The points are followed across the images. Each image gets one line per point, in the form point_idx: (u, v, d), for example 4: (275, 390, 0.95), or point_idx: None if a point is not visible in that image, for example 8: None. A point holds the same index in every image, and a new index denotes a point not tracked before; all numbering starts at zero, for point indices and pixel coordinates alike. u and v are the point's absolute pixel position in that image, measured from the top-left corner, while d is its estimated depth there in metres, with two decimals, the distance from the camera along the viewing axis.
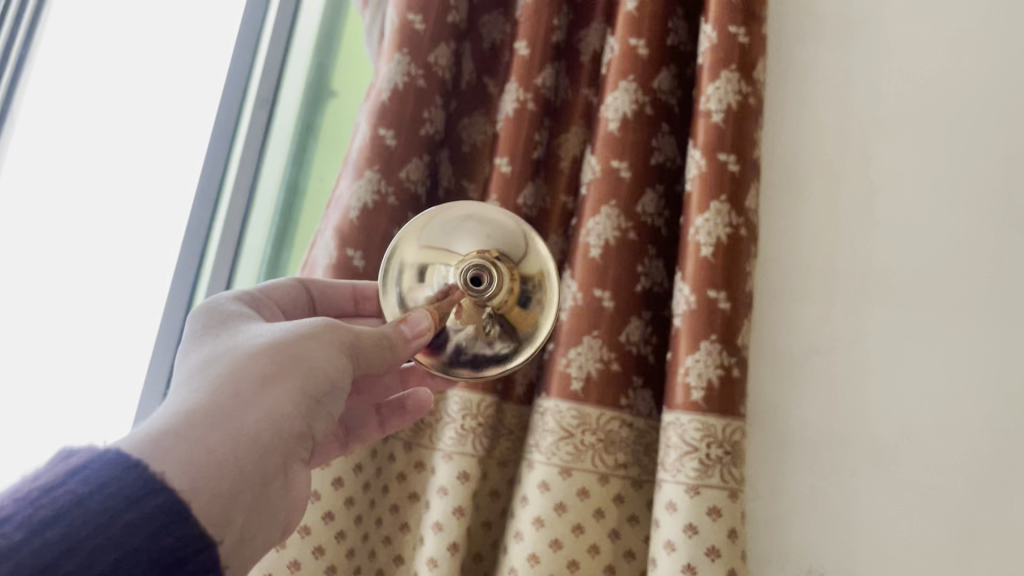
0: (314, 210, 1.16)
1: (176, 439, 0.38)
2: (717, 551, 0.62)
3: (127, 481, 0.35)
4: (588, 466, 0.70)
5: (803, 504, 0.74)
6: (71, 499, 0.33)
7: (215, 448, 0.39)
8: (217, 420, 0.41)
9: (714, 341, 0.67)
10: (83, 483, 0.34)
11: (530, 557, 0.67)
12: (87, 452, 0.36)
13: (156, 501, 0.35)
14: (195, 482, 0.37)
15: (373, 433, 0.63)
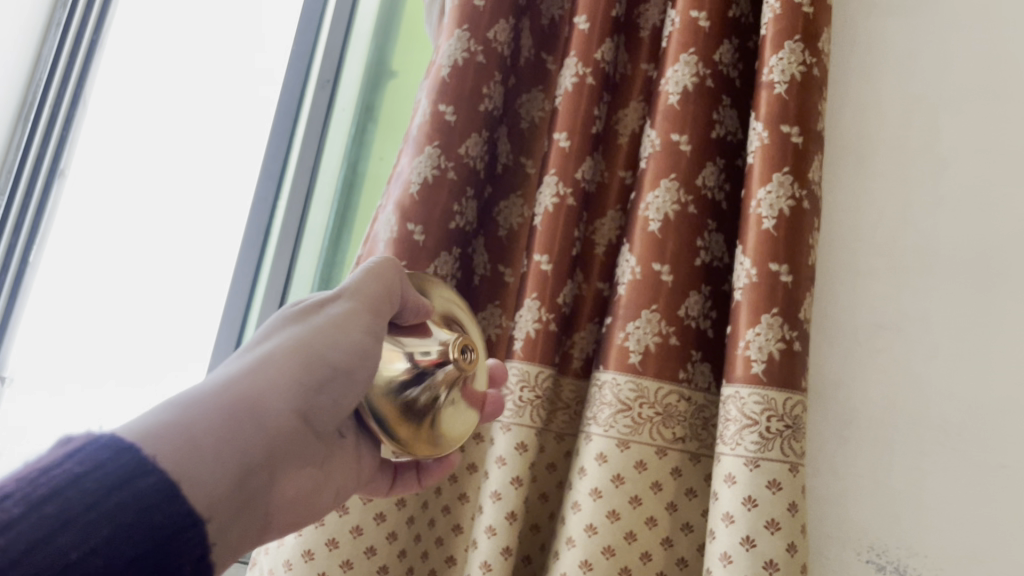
0: (375, 185, 1.17)
1: (175, 425, 0.41)
2: (776, 523, 0.62)
3: (122, 461, 0.36)
4: (646, 439, 0.71)
5: (867, 482, 0.73)
6: (69, 477, 0.34)
7: (208, 435, 0.42)
8: (210, 416, 0.43)
9: (775, 314, 0.66)
10: (80, 463, 0.35)
11: (588, 528, 0.67)
12: (85, 435, 0.37)
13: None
14: (180, 463, 0.39)
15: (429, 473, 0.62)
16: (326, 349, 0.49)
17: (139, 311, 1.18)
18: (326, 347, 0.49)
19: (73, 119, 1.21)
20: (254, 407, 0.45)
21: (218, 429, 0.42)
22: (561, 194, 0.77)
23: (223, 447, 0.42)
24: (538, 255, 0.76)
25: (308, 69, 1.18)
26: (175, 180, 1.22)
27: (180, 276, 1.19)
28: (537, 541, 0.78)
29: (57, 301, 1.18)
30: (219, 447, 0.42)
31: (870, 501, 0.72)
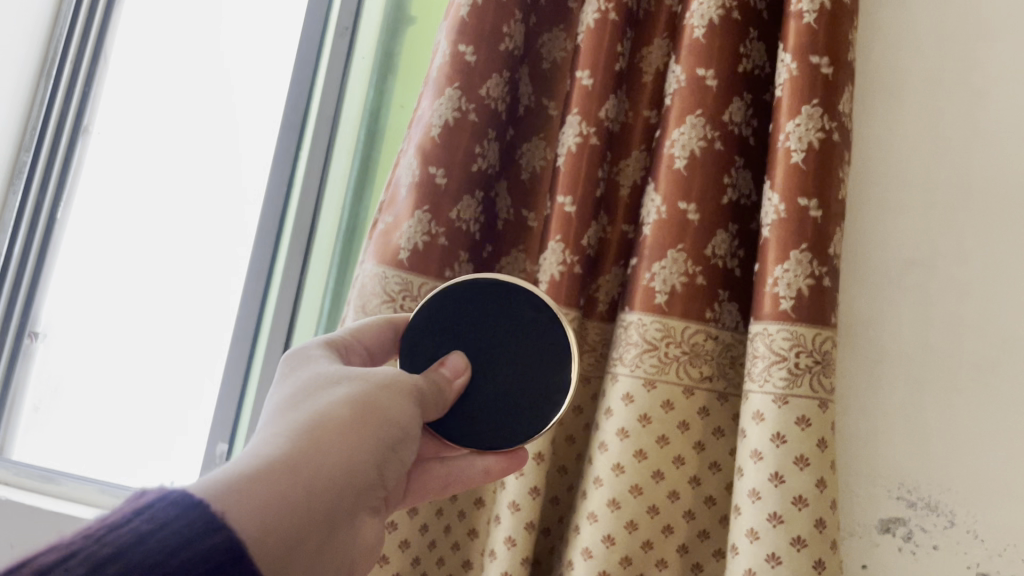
0: (398, 120, 1.12)
1: (257, 486, 0.37)
2: (805, 460, 0.62)
3: (190, 519, 0.33)
4: (673, 378, 0.71)
5: (896, 420, 0.72)
6: (134, 536, 0.31)
7: (307, 469, 0.41)
8: (302, 462, 0.41)
9: (804, 251, 0.65)
10: (147, 520, 0.32)
11: (615, 467, 0.68)
12: (158, 491, 0.34)
13: (216, 540, 0.33)
14: (278, 516, 0.37)
15: (476, 480, 0.61)
16: (394, 410, 0.48)
17: (154, 281, 1.20)
18: (392, 405, 0.48)
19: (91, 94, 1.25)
20: (342, 442, 0.44)
21: (305, 477, 0.40)
22: (584, 133, 0.76)
23: (337, 473, 0.42)
24: (561, 197, 0.75)
25: (327, 15, 1.16)
26: (192, 142, 1.22)
27: (197, 252, 1.20)
28: (565, 483, 0.79)
29: (82, 260, 1.22)
30: (309, 492, 0.40)
31: (898, 439, 0.71)
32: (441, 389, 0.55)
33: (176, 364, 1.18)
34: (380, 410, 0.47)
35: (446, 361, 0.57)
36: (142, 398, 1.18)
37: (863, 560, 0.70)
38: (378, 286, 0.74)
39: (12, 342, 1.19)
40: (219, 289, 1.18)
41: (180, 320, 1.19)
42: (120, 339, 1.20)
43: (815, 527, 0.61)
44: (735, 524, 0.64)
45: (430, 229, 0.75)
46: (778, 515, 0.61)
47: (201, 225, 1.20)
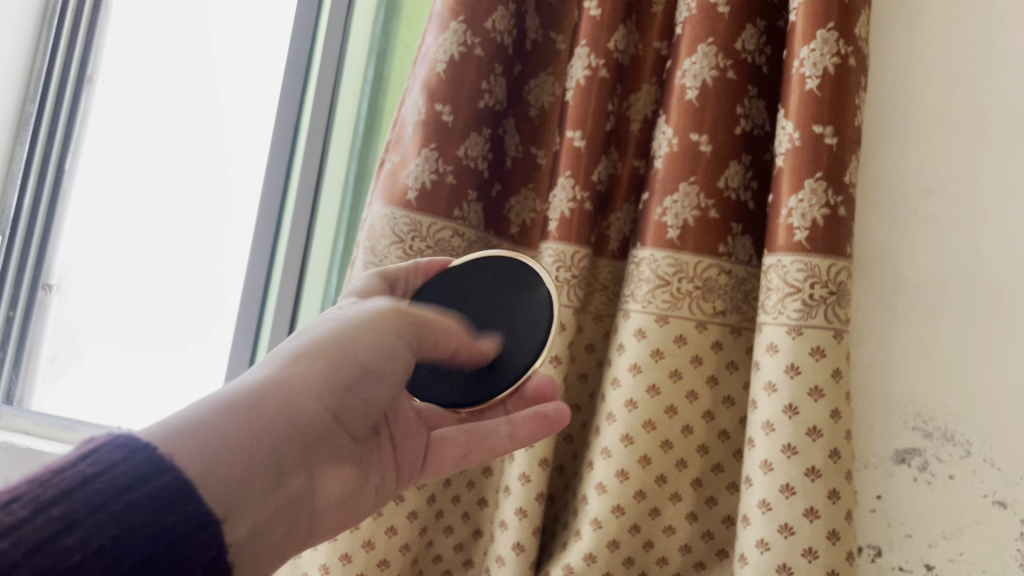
0: (402, 61, 1.12)
1: (189, 433, 0.36)
2: (819, 390, 0.62)
3: (136, 460, 0.32)
4: (685, 313, 0.70)
5: (913, 351, 0.71)
6: (80, 478, 0.30)
7: (251, 417, 0.39)
8: (252, 411, 0.39)
9: (819, 179, 0.64)
10: (93, 464, 0.31)
11: (627, 403, 0.68)
12: (103, 434, 0.33)
13: (163, 480, 0.32)
14: (214, 460, 0.36)
15: (504, 445, 0.59)
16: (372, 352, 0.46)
17: (164, 231, 1.20)
18: (370, 347, 0.45)
19: (93, 42, 1.24)
20: (298, 388, 0.42)
21: (249, 425, 0.38)
22: (593, 65, 0.75)
23: (289, 420, 0.41)
24: (570, 132, 0.74)
25: None
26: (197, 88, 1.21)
27: (205, 200, 1.19)
28: (578, 421, 0.79)
29: (91, 212, 1.22)
30: (252, 438, 0.38)
31: (914, 370, 0.70)
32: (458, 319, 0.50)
33: (189, 314, 1.18)
34: (356, 354, 0.45)
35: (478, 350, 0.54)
36: (156, 345, 1.19)
37: (879, 491, 0.70)
38: (387, 227, 0.74)
39: (26, 296, 1.21)
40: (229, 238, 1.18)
41: (192, 269, 1.19)
42: (131, 289, 1.20)
43: (829, 458, 0.61)
44: (748, 456, 0.64)
45: (437, 168, 0.74)
46: (793, 446, 0.61)
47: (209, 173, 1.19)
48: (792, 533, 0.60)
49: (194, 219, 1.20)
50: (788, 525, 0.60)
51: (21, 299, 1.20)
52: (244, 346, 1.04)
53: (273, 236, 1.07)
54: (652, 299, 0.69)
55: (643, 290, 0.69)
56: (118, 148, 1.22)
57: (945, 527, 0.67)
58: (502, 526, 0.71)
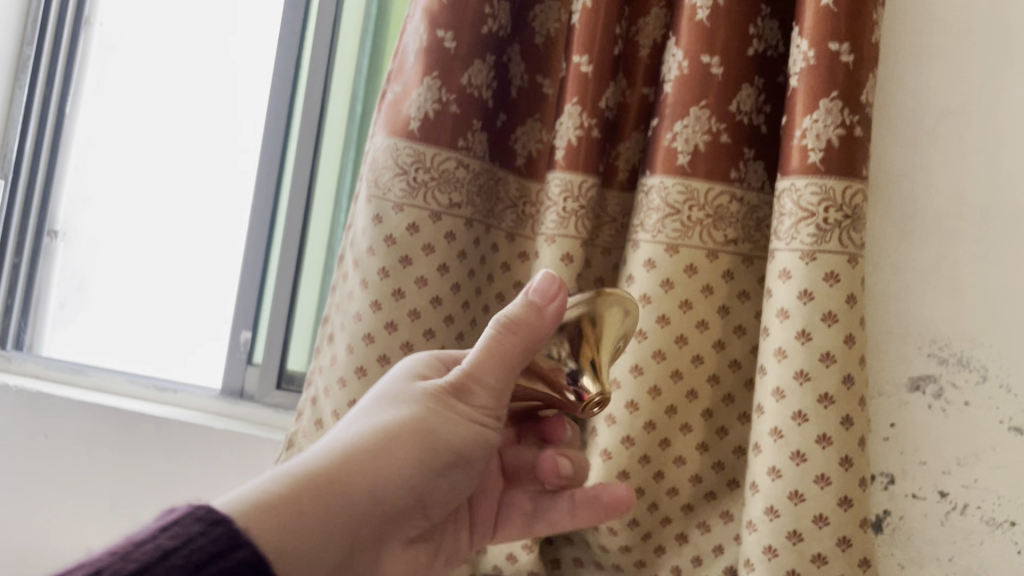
0: None
1: (273, 505, 0.39)
2: (833, 316, 0.60)
3: (213, 536, 0.35)
4: (696, 243, 0.68)
5: (929, 278, 0.69)
6: (158, 553, 0.33)
7: (338, 490, 0.41)
8: (331, 491, 0.41)
9: (834, 99, 0.62)
10: (172, 538, 0.34)
11: (637, 334, 0.67)
12: (187, 505, 0.36)
13: (239, 555, 0.35)
14: (299, 531, 0.39)
15: (565, 523, 0.58)
16: (458, 431, 0.47)
17: (167, 173, 1.19)
18: (453, 426, 0.47)
19: None
20: (383, 465, 0.44)
21: (332, 501, 0.41)
22: None
23: (370, 499, 0.43)
24: (578, 57, 0.72)
25: None
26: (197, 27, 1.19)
27: (206, 140, 1.18)
28: None
29: (97, 156, 1.22)
30: (338, 513, 0.41)
31: (931, 297, 0.69)
32: (512, 331, 0.46)
33: (193, 256, 1.17)
34: (446, 434, 0.47)
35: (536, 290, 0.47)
36: (161, 288, 1.19)
37: (892, 419, 0.69)
38: (390, 159, 0.73)
39: (32, 242, 1.20)
40: (229, 178, 1.16)
41: (195, 212, 1.18)
42: (137, 232, 1.20)
43: (842, 384, 0.60)
44: (760, 384, 0.63)
45: (440, 97, 0.72)
46: (805, 373, 0.60)
47: (208, 113, 1.18)
48: (804, 460, 0.60)
49: (196, 160, 1.18)
50: (800, 452, 0.60)
51: (27, 245, 1.20)
52: (251, 287, 1.05)
53: (277, 177, 1.05)
54: (660, 230, 0.68)
55: (650, 222, 0.68)
56: (122, 91, 1.22)
57: (959, 454, 0.66)
58: None
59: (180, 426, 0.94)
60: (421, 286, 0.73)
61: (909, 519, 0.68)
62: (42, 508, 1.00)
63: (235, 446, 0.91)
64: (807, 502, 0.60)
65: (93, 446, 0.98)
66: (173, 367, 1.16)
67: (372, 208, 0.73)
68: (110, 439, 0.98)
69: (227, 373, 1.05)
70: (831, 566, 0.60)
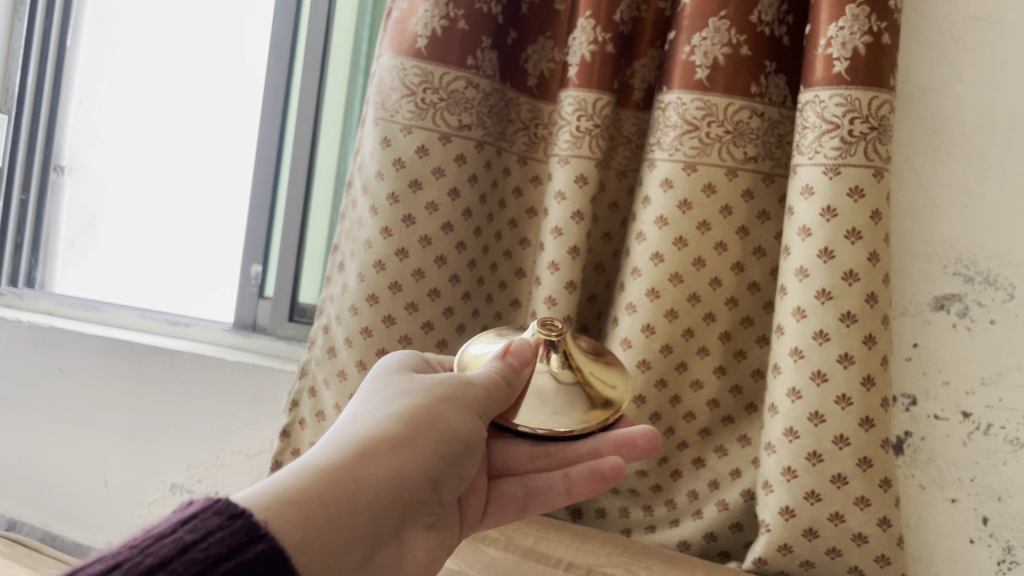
0: None
1: (296, 502, 0.37)
2: (857, 233, 0.58)
3: (231, 529, 0.33)
4: (715, 160, 0.66)
5: (956, 194, 0.67)
6: (178, 546, 0.31)
7: (348, 486, 0.39)
8: (347, 482, 0.39)
9: (861, 5, 0.59)
10: (191, 531, 0.32)
11: (653, 257, 0.65)
12: (205, 500, 0.34)
13: (258, 548, 0.33)
14: (321, 531, 0.37)
15: (559, 497, 0.54)
16: (456, 417, 0.45)
17: (167, 103, 1.17)
18: (450, 413, 0.45)
19: None
20: (387, 458, 0.42)
21: (347, 495, 0.39)
22: None
23: (384, 492, 0.41)
24: None
25: None
26: None
27: (204, 67, 1.14)
28: (602, 281, 0.77)
29: (100, 89, 1.21)
30: (355, 507, 0.39)
31: (958, 214, 0.67)
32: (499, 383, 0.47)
33: (195, 187, 1.15)
34: (451, 423, 0.45)
35: (511, 349, 0.49)
36: (165, 220, 1.17)
37: (915, 339, 0.68)
38: (397, 80, 0.70)
39: (39, 178, 1.20)
40: (228, 105, 1.12)
41: (198, 143, 1.15)
42: (140, 164, 1.19)
43: (865, 302, 0.59)
44: (781, 305, 0.62)
45: (448, 13, 0.70)
46: (827, 292, 0.59)
47: (207, 38, 1.14)
48: (825, 381, 0.59)
49: (195, 88, 1.15)
50: (822, 372, 0.59)
51: (34, 181, 1.20)
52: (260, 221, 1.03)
53: (283, 105, 1.02)
54: (678, 149, 0.65)
55: (669, 140, 0.66)
56: (123, 20, 1.20)
57: (984, 373, 0.65)
58: None
59: (193, 359, 0.94)
60: (431, 211, 0.71)
61: (931, 440, 0.67)
62: (61, 442, 1.01)
63: (248, 378, 0.91)
64: (828, 423, 0.59)
65: (107, 380, 0.98)
66: (181, 300, 1.16)
67: (380, 131, 0.71)
68: (124, 373, 0.98)
69: (239, 307, 1.04)
70: (851, 487, 0.59)
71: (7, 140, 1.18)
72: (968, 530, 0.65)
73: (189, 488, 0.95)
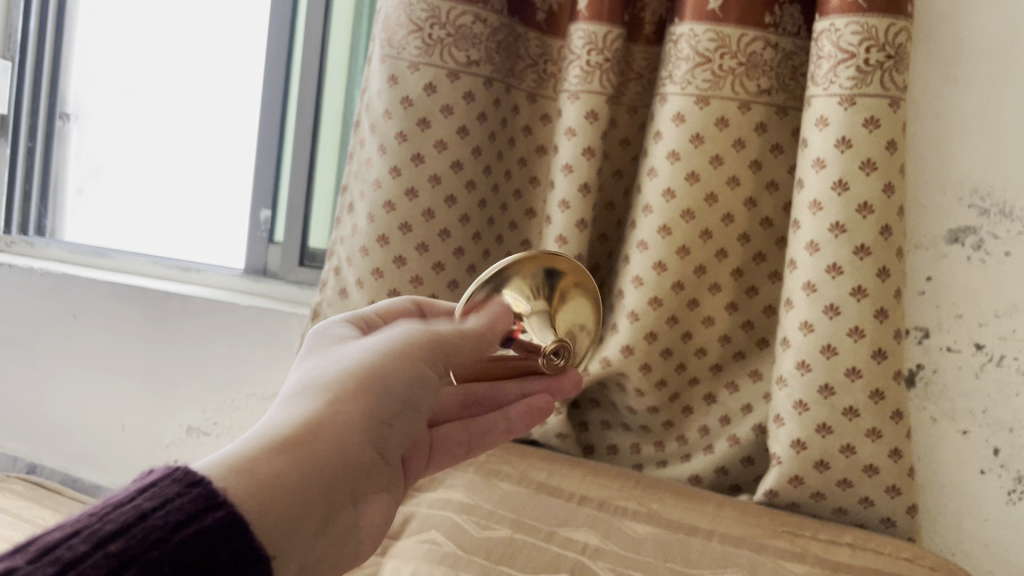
0: None
1: (260, 470, 0.32)
2: (872, 165, 0.58)
3: (190, 494, 0.29)
4: (728, 94, 0.65)
5: (974, 125, 0.66)
6: (136, 513, 0.28)
7: (301, 455, 0.34)
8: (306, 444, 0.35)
9: None
10: (150, 497, 0.28)
11: (665, 193, 0.65)
12: (164, 467, 0.31)
13: (218, 514, 0.29)
14: (273, 509, 0.32)
15: (500, 439, 0.53)
16: (404, 380, 0.41)
17: (170, 46, 1.15)
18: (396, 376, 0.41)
19: None
20: (341, 429, 0.37)
21: (305, 466, 0.34)
22: None
23: (334, 466, 0.36)
24: None
25: None
26: None
27: (205, 9, 1.13)
28: (613, 219, 0.77)
29: (102, 34, 1.20)
30: (312, 479, 0.35)
31: (975, 146, 0.66)
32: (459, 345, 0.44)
33: (200, 132, 1.14)
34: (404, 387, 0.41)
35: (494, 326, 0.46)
36: (170, 166, 1.17)
37: (929, 273, 0.67)
38: (403, 15, 0.69)
39: (45, 125, 1.20)
40: (231, 48, 1.11)
41: (201, 87, 1.14)
42: (144, 110, 1.18)
43: (879, 234, 0.58)
44: (793, 239, 0.62)
45: None
46: (841, 225, 0.58)
47: None
48: (837, 315, 0.59)
49: (197, 31, 1.13)
50: (834, 305, 0.59)
51: (40, 128, 1.20)
52: (268, 166, 1.03)
53: (287, 47, 1.01)
54: (690, 82, 0.64)
55: (681, 73, 0.65)
56: None
57: (997, 306, 0.65)
58: None
59: (205, 304, 0.94)
60: (440, 149, 0.70)
61: (943, 373, 0.67)
62: (78, 387, 1.02)
63: (261, 322, 0.91)
64: (840, 356, 0.59)
65: (121, 326, 0.99)
66: (190, 247, 1.16)
67: (387, 69, 0.70)
68: (136, 319, 0.98)
69: (249, 252, 1.05)
70: (863, 419, 0.60)
71: (11, 87, 1.17)
72: (978, 461, 0.66)
73: (204, 430, 0.96)
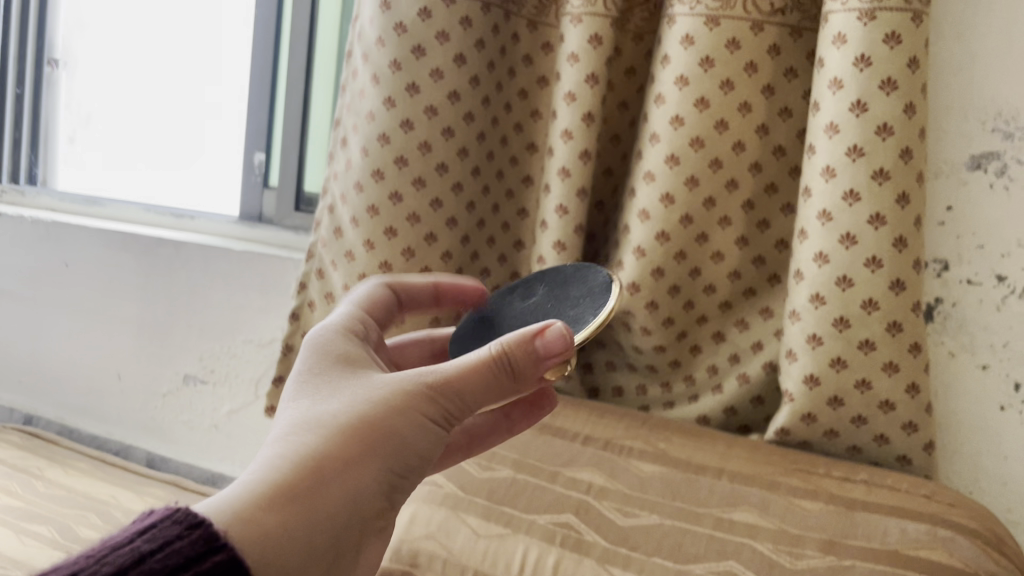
0: None
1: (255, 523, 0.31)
2: (892, 84, 0.54)
3: (189, 536, 0.29)
4: (739, 14, 0.61)
5: (1001, 44, 0.62)
6: (135, 555, 0.28)
7: (287, 521, 0.32)
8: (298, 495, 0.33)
9: None
10: (149, 539, 0.29)
11: (673, 120, 0.62)
12: (165, 508, 0.31)
13: (216, 559, 0.29)
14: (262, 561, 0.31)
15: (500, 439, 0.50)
16: (410, 427, 0.36)
17: None
18: (404, 421, 0.36)
19: None
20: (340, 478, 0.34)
21: (289, 533, 0.32)
22: None
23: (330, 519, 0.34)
24: None
25: None
26: None
27: None
28: (618, 153, 0.74)
29: None
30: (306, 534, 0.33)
31: (1002, 66, 0.62)
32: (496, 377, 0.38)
33: (189, 74, 1.11)
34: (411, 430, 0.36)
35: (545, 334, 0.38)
36: (160, 111, 1.14)
37: (949, 202, 0.64)
38: None
39: (33, 71, 1.17)
40: None
41: (190, 28, 1.10)
42: (132, 53, 1.14)
43: (899, 157, 0.55)
44: (808, 165, 0.59)
45: None
46: (859, 148, 0.55)
47: None
48: (854, 244, 0.56)
49: None
50: (851, 235, 0.56)
51: (28, 75, 1.17)
52: (261, 107, 1.00)
53: None
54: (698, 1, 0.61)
55: None
56: None
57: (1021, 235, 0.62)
58: (541, 262, 0.70)
59: (198, 250, 0.92)
60: (436, 79, 0.67)
61: (963, 306, 0.64)
62: (72, 337, 1.00)
63: (255, 267, 0.89)
64: (856, 287, 0.56)
65: (114, 274, 0.97)
66: (184, 195, 1.13)
67: None
68: (129, 267, 0.96)
69: (244, 197, 1.02)
70: (879, 352, 0.57)
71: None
72: (999, 396, 0.64)
73: (203, 378, 0.94)
